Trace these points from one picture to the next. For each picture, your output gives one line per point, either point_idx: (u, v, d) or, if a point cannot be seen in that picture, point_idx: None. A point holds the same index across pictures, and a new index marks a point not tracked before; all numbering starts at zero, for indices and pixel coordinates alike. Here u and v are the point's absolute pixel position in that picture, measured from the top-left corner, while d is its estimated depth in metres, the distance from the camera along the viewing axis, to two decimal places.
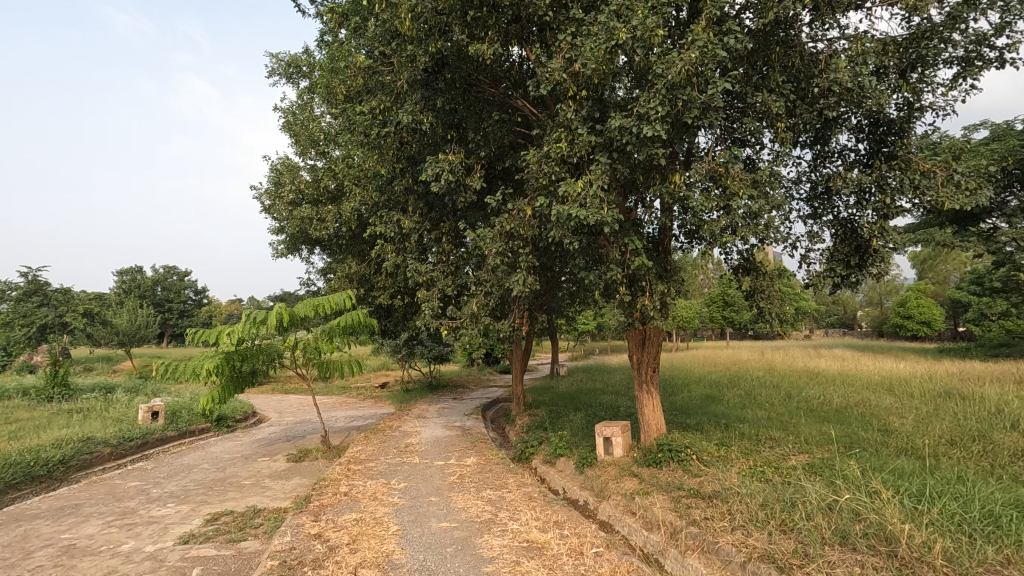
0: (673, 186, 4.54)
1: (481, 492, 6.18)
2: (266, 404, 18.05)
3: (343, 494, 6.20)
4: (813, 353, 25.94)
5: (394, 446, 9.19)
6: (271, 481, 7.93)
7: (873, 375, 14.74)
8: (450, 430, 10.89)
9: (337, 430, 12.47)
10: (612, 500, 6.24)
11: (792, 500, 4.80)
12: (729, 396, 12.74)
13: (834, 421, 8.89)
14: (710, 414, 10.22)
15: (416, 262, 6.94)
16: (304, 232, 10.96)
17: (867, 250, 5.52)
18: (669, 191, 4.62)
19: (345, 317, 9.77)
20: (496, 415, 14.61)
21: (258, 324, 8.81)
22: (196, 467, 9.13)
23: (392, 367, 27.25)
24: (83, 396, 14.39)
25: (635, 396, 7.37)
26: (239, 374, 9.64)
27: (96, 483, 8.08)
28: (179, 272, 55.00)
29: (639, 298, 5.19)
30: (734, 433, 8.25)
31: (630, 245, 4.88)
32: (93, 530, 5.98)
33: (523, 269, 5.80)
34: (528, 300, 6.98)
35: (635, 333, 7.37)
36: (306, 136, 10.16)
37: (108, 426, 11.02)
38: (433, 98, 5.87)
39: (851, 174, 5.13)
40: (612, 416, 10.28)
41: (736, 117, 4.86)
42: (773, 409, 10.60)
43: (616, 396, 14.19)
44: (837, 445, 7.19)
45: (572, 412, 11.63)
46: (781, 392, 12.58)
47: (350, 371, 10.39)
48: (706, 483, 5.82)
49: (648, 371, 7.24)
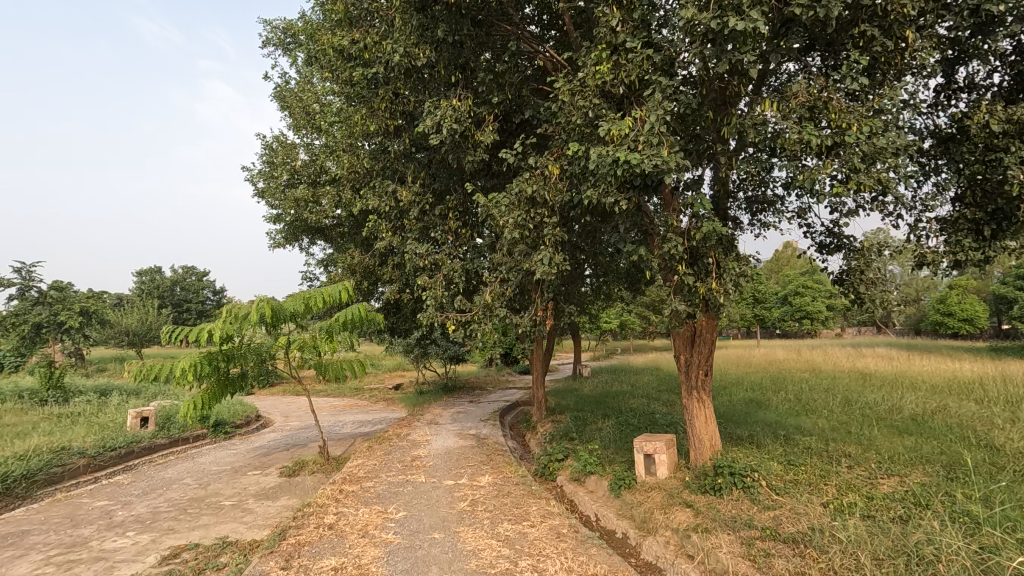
0: (761, 117, 3.44)
1: (497, 526, 4.98)
2: (274, 407, 17.11)
3: (327, 527, 5.05)
4: (856, 352, 24.22)
5: (398, 460, 8.03)
6: (254, 503, 6.83)
7: (936, 376, 13.14)
8: (464, 440, 9.73)
9: (342, 437, 11.41)
10: (660, 536, 4.99)
11: (925, 558, 3.53)
12: (776, 400, 11.36)
13: (918, 433, 7.49)
14: (763, 423, 8.87)
15: (416, 244, 5.81)
16: (302, 218, 9.91)
17: (1007, 216, 4.17)
18: (756, 125, 3.52)
19: (345, 312, 8.68)
20: (516, 420, 13.42)
21: (241, 321, 7.60)
22: (178, 482, 8.11)
23: (406, 367, 26.18)
24: (77, 399, 13.50)
25: (683, 405, 6.12)
26: (228, 378, 8.54)
27: (59, 503, 7.08)
28: (197, 271, 54.85)
29: (705, 281, 3.99)
30: (799, 448, 6.93)
31: (696, 204, 3.71)
32: (26, 569, 4.92)
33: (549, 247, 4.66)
34: (554, 288, 5.80)
35: (683, 330, 6.11)
36: (302, 109, 9.10)
37: (92, 432, 10.08)
38: (433, 29, 4.75)
39: (995, 109, 3.87)
40: (647, 425, 9.00)
41: (841, 32, 3.71)
42: (835, 417, 9.20)
43: (648, 400, 12.89)
44: (937, 467, 5.84)
45: (600, 419, 10.37)
46: (837, 397, 11.13)
47: (352, 371, 9.31)
48: (785, 520, 4.55)
49: (700, 373, 5.96)
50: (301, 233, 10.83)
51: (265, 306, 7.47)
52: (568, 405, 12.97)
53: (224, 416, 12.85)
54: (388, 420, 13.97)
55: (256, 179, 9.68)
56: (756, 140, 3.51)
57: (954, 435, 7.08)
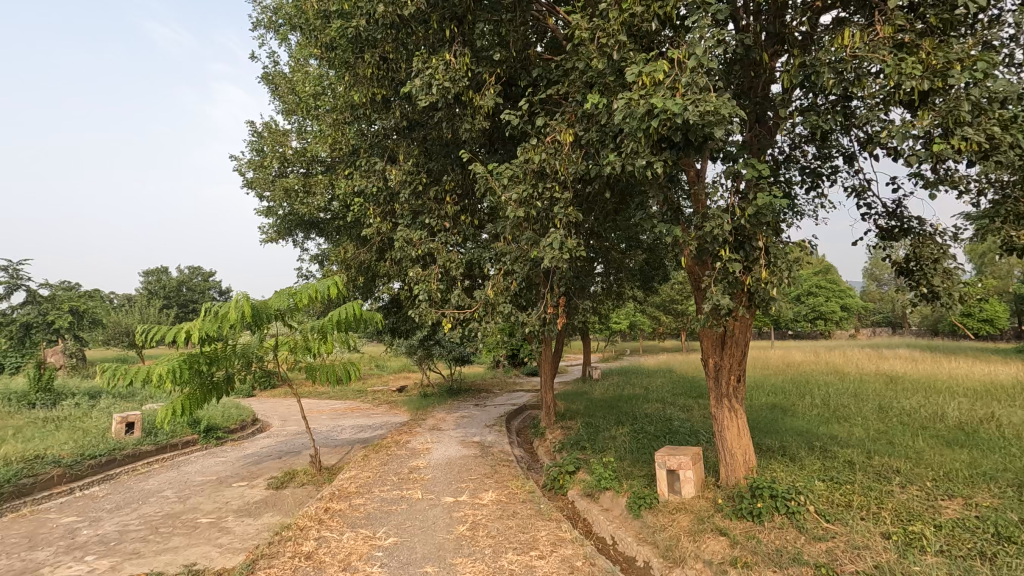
0: (840, 51, 3.39)
1: (500, 558, 4.29)
2: (273, 410, 16.51)
3: (305, 557, 4.38)
4: (875, 353, 23.26)
5: (394, 472, 7.36)
6: (233, 521, 6.18)
7: (973, 380, 12.31)
8: (467, 448, 9.07)
9: (338, 444, 10.78)
10: (690, 570, 4.28)
11: None
12: (802, 405, 10.60)
13: (970, 445, 6.75)
14: (793, 431, 8.12)
15: (406, 230, 5.29)
16: (295, 210, 9.31)
17: None
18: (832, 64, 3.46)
19: (339, 311, 8.09)
20: (523, 425, 12.75)
21: (221, 320, 6.98)
22: (158, 494, 7.48)
23: (411, 369, 25.51)
24: (66, 402, 12.92)
25: (713, 415, 5.41)
26: (213, 383, 7.85)
27: (22, 520, 6.45)
28: (203, 271, 54.58)
29: (752, 267, 3.35)
30: (839, 462, 6.17)
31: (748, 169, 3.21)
32: None
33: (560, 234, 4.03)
34: (566, 280, 5.13)
35: (711, 330, 5.40)
36: (293, 93, 8.48)
37: (73, 439, 9.47)
38: None
39: None
40: (665, 433, 8.31)
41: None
42: (871, 424, 8.46)
43: (663, 405, 12.15)
44: (1004, 489, 5.12)
45: (614, 426, 9.64)
46: (870, 402, 10.34)
47: (346, 374, 8.66)
48: (842, 555, 3.82)
49: (728, 380, 5.26)
50: (293, 226, 10.16)
51: (244, 305, 6.83)
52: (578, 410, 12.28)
53: (218, 421, 12.23)
54: (389, 425, 13.30)
55: (242, 169, 9.00)
56: (832, 79, 3.44)
57: (1014, 449, 6.34)
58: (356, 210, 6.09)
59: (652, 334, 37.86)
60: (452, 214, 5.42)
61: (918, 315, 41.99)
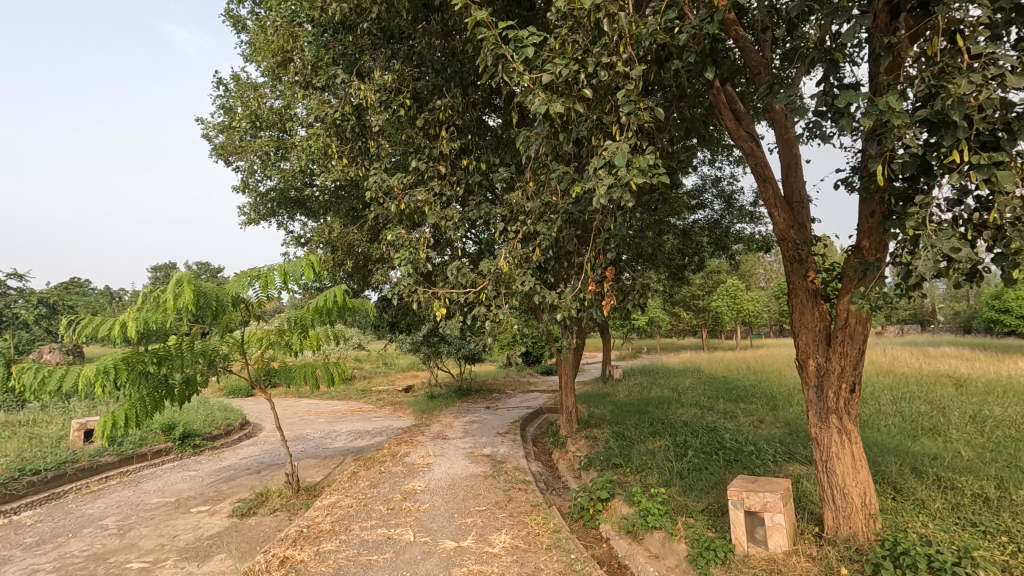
0: None
1: None
2: (266, 412, 15.22)
3: None
4: (912, 353, 21.41)
5: (384, 499, 5.93)
6: (169, 569, 4.75)
7: None
8: (475, 463, 7.65)
9: (328, 455, 9.42)
10: None
11: None
12: (869, 413, 9.01)
13: None
14: (876, 448, 6.55)
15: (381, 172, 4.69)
16: (275, 180, 7.92)
17: None
18: None
19: (321, 299, 6.73)
20: (539, 433, 11.31)
21: (166, 311, 5.56)
22: (96, 523, 6.11)
23: (418, 368, 24.16)
24: (32, 404, 11.63)
25: (814, 435, 3.89)
26: (167, 386, 6.39)
27: None
28: (210, 267, 53.80)
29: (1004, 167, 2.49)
30: (970, 499, 4.61)
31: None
32: None
33: (610, 159, 2.99)
34: (617, 242, 3.79)
35: (814, 319, 3.85)
36: (262, 37, 7.01)
37: (18, 449, 8.13)
38: None
39: None
40: (715, 450, 6.84)
41: None
42: (972, 439, 6.85)
43: (702, 411, 10.58)
44: None
45: (650, 438, 8.15)
46: (955, 411, 8.67)
47: (330, 376, 7.24)
48: None
49: (833, 395, 3.74)
50: (274, 203, 8.69)
51: (191, 293, 5.39)
52: (602, 415, 10.80)
53: (196, 427, 10.86)
54: (389, 431, 11.87)
55: (207, 132, 7.54)
56: None
57: None
58: (326, 149, 5.05)
59: (671, 332, 36.13)
60: (447, 154, 4.66)
61: (951, 311, 39.76)
